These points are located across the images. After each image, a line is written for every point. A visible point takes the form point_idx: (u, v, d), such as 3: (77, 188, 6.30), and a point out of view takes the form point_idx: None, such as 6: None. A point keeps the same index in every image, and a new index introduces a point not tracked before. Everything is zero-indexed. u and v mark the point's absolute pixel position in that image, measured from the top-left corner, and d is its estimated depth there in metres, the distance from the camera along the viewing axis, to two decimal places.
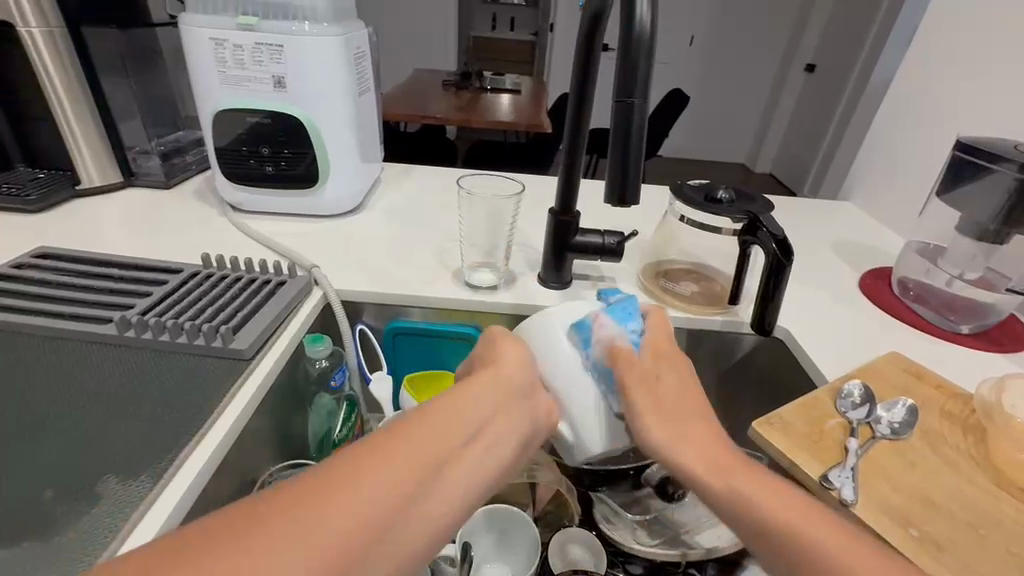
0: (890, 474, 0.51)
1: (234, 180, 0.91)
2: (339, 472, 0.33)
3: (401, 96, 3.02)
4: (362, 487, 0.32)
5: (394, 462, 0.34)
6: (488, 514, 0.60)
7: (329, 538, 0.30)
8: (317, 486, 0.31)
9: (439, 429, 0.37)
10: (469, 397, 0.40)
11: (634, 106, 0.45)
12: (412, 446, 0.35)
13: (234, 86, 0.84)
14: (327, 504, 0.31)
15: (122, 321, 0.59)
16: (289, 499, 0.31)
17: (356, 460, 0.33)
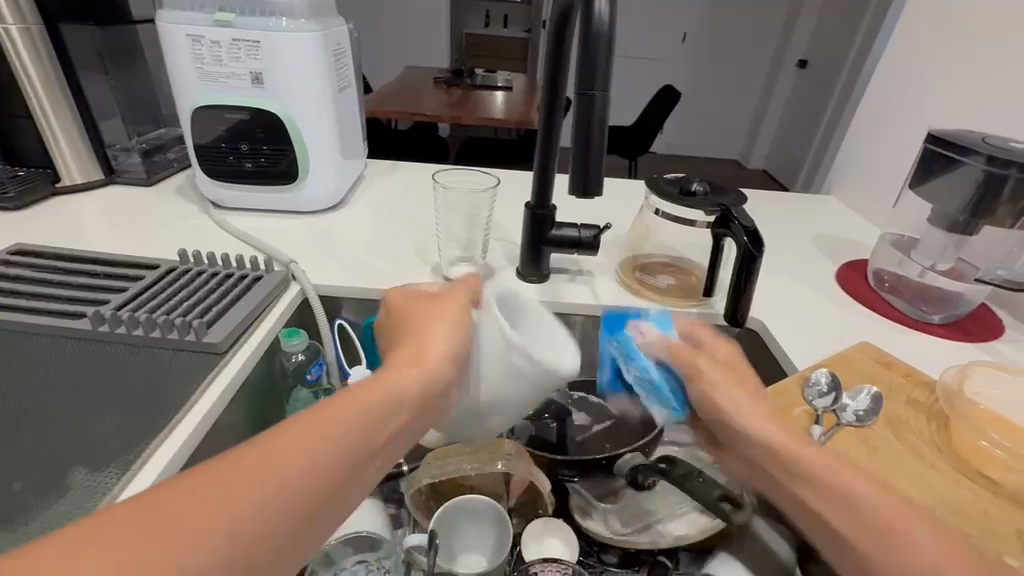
0: (852, 459, 0.51)
1: (214, 177, 0.92)
2: (263, 455, 0.34)
3: (393, 94, 3.01)
4: (286, 471, 0.33)
5: (319, 446, 0.35)
6: (461, 505, 0.60)
7: (253, 522, 0.31)
8: (240, 471, 0.32)
9: (389, 400, 0.40)
10: (419, 365, 0.42)
11: (596, 98, 0.46)
12: (338, 430, 0.36)
13: (212, 82, 0.84)
14: (251, 490, 0.32)
15: (96, 316, 0.60)
16: (210, 486, 0.31)
17: (280, 443, 0.35)
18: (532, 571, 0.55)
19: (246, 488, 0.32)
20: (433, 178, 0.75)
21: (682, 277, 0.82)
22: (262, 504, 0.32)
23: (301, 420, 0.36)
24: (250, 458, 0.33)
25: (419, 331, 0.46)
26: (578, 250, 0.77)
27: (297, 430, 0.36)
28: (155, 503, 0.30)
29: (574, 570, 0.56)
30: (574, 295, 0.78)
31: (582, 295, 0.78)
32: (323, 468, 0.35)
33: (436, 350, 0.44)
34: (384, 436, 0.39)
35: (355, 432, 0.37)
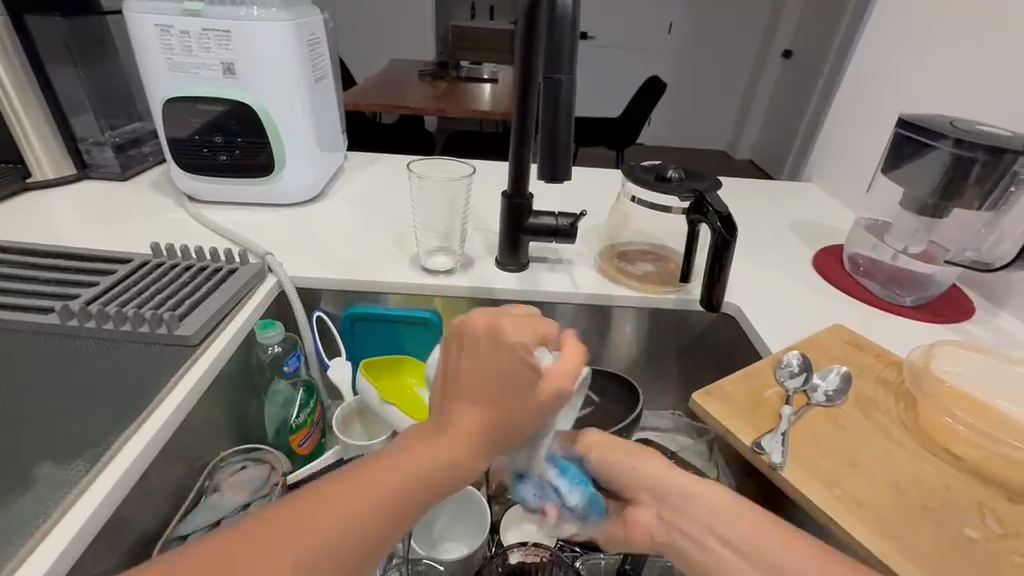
0: (820, 438, 0.52)
1: (189, 170, 0.90)
2: (322, 523, 0.35)
3: (377, 87, 2.98)
4: (341, 544, 0.35)
5: (341, 542, 0.35)
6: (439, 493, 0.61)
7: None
8: (304, 537, 0.34)
9: (425, 481, 0.38)
10: (465, 443, 0.39)
11: (561, 82, 0.45)
12: (396, 503, 0.37)
13: (183, 73, 0.82)
14: (310, 560, 0.34)
15: (65, 309, 0.59)
16: (275, 552, 0.34)
17: (337, 510, 0.36)
18: (510, 556, 0.56)
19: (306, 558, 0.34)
20: (409, 168, 0.75)
21: (661, 264, 0.83)
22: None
23: (362, 484, 0.37)
24: (309, 521, 0.35)
25: (491, 368, 0.40)
26: (556, 239, 0.78)
27: (325, 505, 0.36)
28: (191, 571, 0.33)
29: (552, 552, 0.57)
30: (553, 284, 0.78)
31: (561, 284, 0.78)
32: (377, 540, 0.36)
33: (499, 410, 0.40)
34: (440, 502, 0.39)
35: (412, 504, 0.37)
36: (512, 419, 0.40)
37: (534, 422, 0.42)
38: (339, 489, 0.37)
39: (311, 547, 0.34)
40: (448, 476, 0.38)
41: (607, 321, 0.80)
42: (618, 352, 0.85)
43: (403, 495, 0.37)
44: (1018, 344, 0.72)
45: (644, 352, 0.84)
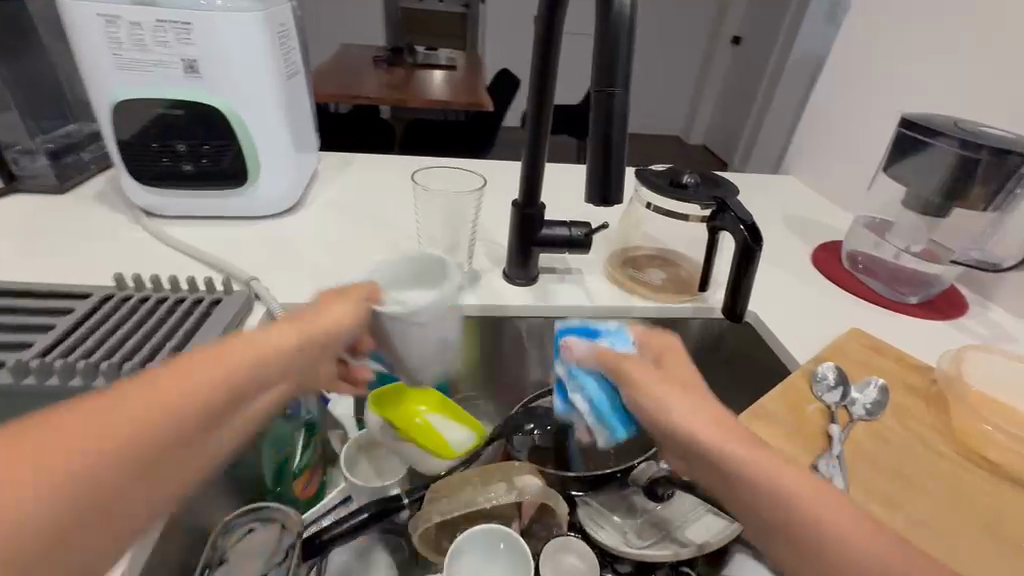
0: (871, 456, 0.52)
1: (146, 183, 0.80)
2: (125, 408, 0.32)
3: (330, 74, 2.80)
4: (150, 426, 0.32)
5: (179, 410, 0.34)
6: (473, 539, 0.58)
7: (112, 476, 0.30)
8: (101, 422, 0.31)
9: (258, 364, 0.39)
10: (282, 335, 0.42)
11: (617, 96, 0.41)
12: (214, 394, 0.36)
13: (135, 72, 0.71)
14: (108, 449, 0.30)
15: (18, 365, 0.49)
16: (66, 434, 0.29)
17: (144, 396, 0.33)
18: None
19: (108, 443, 0.30)
20: (413, 179, 0.69)
21: (672, 270, 0.80)
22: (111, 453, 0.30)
23: (169, 377, 0.35)
24: (107, 409, 0.31)
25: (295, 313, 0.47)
26: (570, 249, 0.73)
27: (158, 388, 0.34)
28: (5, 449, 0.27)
29: None
30: (568, 297, 0.74)
31: (575, 296, 0.75)
32: (194, 434, 0.34)
33: (301, 333, 0.44)
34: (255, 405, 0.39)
35: (231, 393, 0.37)
36: (325, 335, 0.46)
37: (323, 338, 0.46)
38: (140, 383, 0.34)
39: (112, 430, 0.31)
40: (274, 365, 0.41)
41: None
42: None
43: (225, 382, 0.37)
44: (1013, 338, 0.75)
45: None
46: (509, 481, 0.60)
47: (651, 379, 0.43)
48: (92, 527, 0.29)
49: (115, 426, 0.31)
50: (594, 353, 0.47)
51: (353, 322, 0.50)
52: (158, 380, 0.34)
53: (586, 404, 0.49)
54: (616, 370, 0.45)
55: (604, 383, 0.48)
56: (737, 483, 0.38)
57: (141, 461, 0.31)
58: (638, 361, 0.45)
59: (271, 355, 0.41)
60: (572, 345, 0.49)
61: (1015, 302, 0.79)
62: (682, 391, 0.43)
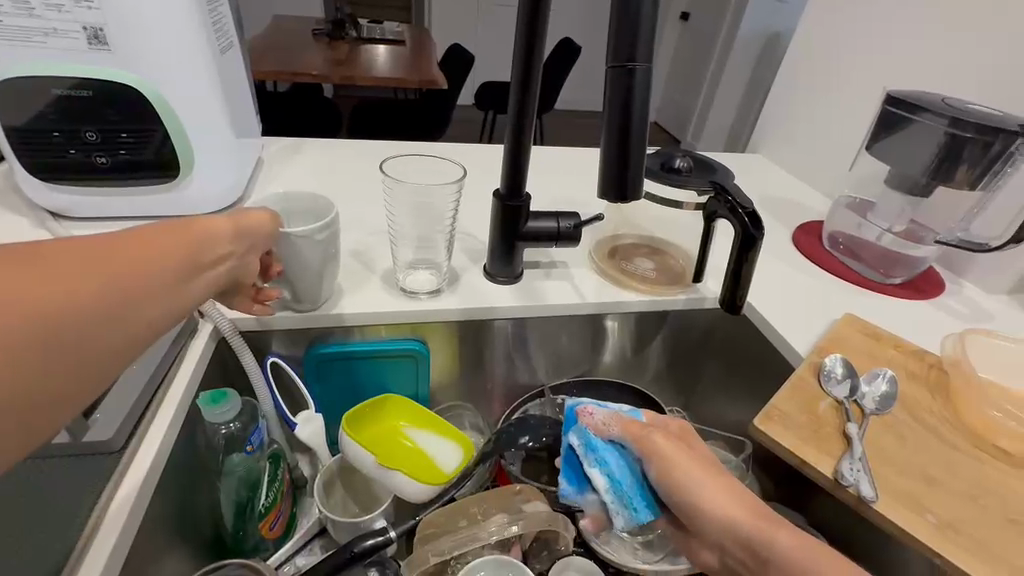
0: (890, 454, 0.50)
1: (49, 179, 0.67)
2: (50, 274, 0.26)
3: (266, 50, 2.57)
4: (92, 296, 0.28)
5: (146, 270, 0.31)
6: (489, 565, 0.53)
7: (48, 353, 0.26)
8: (15, 285, 0.25)
9: (209, 243, 0.36)
10: (227, 226, 0.39)
11: (637, 73, 0.37)
12: (153, 267, 0.31)
13: (24, 44, 0.58)
14: (39, 323, 0.25)
15: None
16: (39, 284, 0.26)
17: (68, 262, 0.27)
18: None
19: (40, 313, 0.26)
20: (381, 168, 0.61)
21: (661, 259, 0.76)
22: (85, 296, 0.27)
23: (91, 246, 0.29)
24: (28, 275, 0.26)
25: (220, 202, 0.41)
26: (556, 243, 0.67)
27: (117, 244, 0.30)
28: None
29: None
30: (557, 294, 0.68)
31: (565, 294, 0.69)
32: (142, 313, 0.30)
33: (239, 228, 0.41)
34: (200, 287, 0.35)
35: (174, 274, 0.33)
36: (247, 230, 0.42)
37: (249, 236, 0.43)
38: (55, 248, 0.28)
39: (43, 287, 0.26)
40: (223, 247, 0.38)
41: (611, 327, 0.73)
42: (620, 357, 0.78)
43: (164, 261, 0.32)
44: (990, 315, 0.76)
45: (647, 355, 0.78)
46: (512, 511, 0.55)
47: (671, 450, 0.47)
48: (64, 370, 0.27)
49: (41, 293, 0.26)
50: (618, 424, 0.50)
51: (271, 230, 0.46)
52: (84, 253, 0.28)
53: (607, 479, 0.49)
54: (641, 442, 0.48)
55: (627, 458, 0.50)
56: (722, 528, 0.43)
57: (85, 337, 0.27)
58: (663, 434, 0.48)
59: (204, 238, 0.36)
60: (589, 423, 0.51)
61: (990, 279, 0.80)
62: (707, 468, 0.46)
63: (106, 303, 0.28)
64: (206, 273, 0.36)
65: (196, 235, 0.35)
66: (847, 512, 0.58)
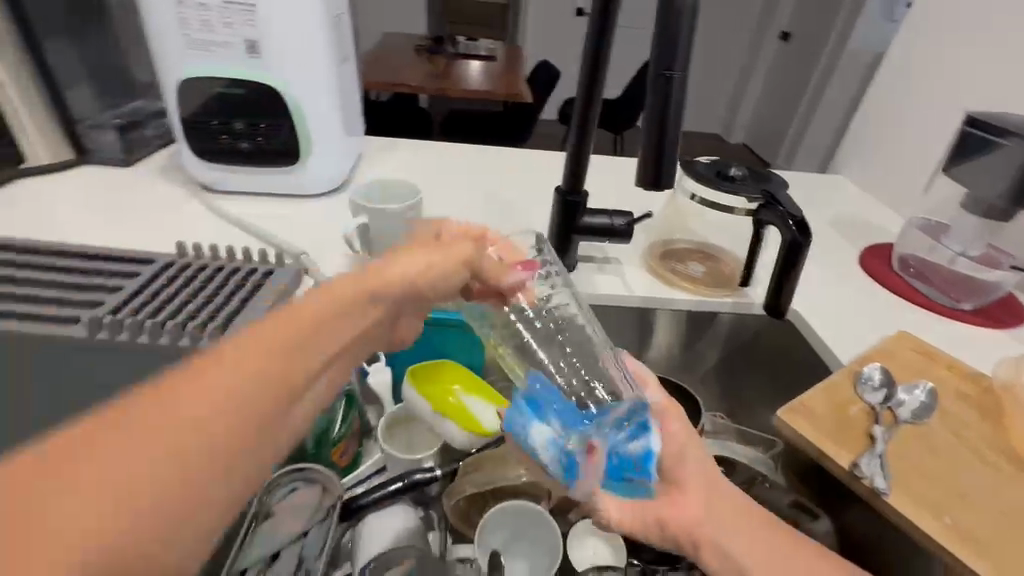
0: (916, 461, 0.51)
1: (205, 157, 0.83)
2: (323, 297, 0.36)
3: (373, 63, 2.84)
4: (354, 301, 0.38)
5: (380, 281, 0.40)
6: (520, 509, 0.60)
7: (166, 476, 0.25)
8: (312, 314, 0.35)
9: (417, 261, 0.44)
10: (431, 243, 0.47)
11: (675, 80, 0.43)
12: (249, 356, 0.30)
13: (201, 51, 0.75)
14: (227, 392, 0.28)
15: (93, 321, 0.53)
16: (318, 309, 0.35)
17: (292, 320, 0.33)
18: None
19: (335, 317, 0.36)
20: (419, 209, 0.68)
21: (713, 265, 0.79)
22: (354, 298, 0.38)
23: (345, 279, 0.39)
24: (126, 444, 0.25)
25: (363, 268, 0.41)
26: (610, 239, 0.74)
27: (367, 278, 0.40)
28: (273, 327, 0.32)
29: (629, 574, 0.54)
30: (607, 286, 0.74)
31: (614, 287, 0.75)
32: (332, 340, 0.35)
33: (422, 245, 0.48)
34: (331, 339, 0.35)
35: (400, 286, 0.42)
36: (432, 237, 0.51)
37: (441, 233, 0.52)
38: (323, 294, 0.36)
39: (325, 309, 0.36)
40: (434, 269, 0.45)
41: (658, 323, 0.77)
42: (666, 356, 0.81)
43: (397, 276, 0.42)
44: None
45: (691, 355, 0.81)
46: None
47: (686, 445, 0.43)
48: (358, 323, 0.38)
49: (316, 308, 0.35)
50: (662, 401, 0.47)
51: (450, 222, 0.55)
52: (165, 390, 0.27)
53: (641, 450, 0.40)
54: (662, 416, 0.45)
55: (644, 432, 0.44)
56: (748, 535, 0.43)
57: (357, 310, 0.38)
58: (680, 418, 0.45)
59: (329, 312, 0.36)
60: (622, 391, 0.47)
61: None
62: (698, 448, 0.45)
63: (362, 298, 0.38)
64: (337, 321, 0.36)
65: (383, 275, 0.41)
66: (877, 526, 0.58)
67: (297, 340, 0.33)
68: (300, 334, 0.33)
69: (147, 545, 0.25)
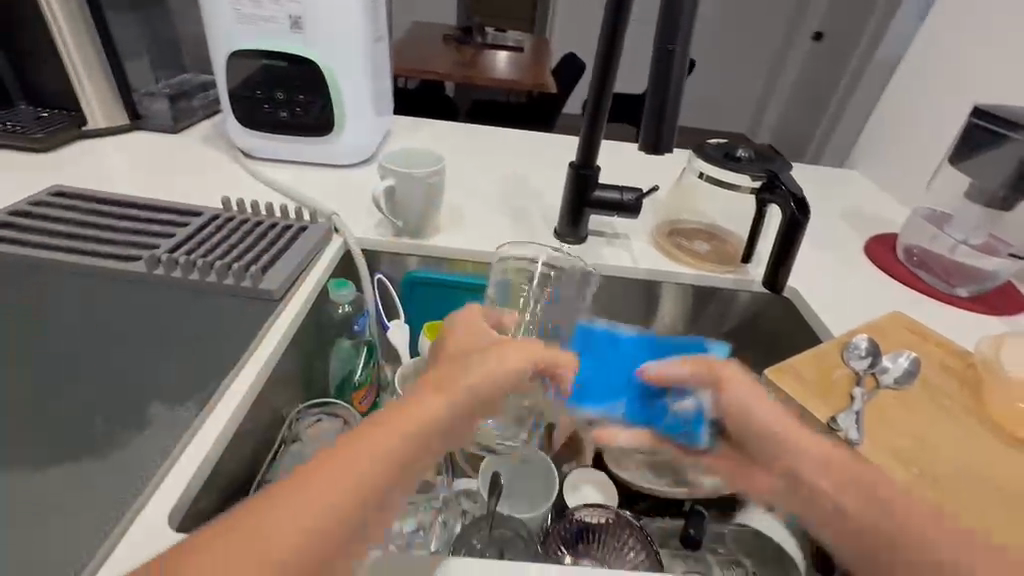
0: (891, 422, 0.55)
1: (246, 125, 0.89)
2: (370, 436, 0.37)
3: (403, 50, 2.90)
4: (406, 436, 0.37)
5: (431, 413, 0.39)
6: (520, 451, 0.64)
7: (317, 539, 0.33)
8: (354, 460, 0.35)
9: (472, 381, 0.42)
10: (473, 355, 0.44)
11: (676, 53, 0.51)
12: (372, 437, 0.37)
13: (249, 24, 0.81)
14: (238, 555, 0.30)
15: (152, 259, 0.61)
16: (365, 448, 0.36)
17: (324, 474, 0.34)
18: (576, 516, 0.59)
19: (376, 458, 0.36)
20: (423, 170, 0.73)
21: (718, 244, 0.83)
22: (411, 436, 0.38)
23: (405, 408, 0.39)
24: (290, 505, 0.32)
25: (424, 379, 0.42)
26: (619, 213, 0.78)
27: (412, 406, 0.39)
28: (309, 473, 0.34)
29: (618, 513, 0.59)
30: (614, 258, 0.79)
31: (621, 259, 0.79)
32: (374, 480, 0.35)
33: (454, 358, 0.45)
34: (422, 429, 0.39)
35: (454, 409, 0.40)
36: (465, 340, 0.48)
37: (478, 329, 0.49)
38: (373, 432, 0.37)
39: (373, 446, 0.36)
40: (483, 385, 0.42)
41: (663, 297, 0.81)
42: (670, 329, 0.85)
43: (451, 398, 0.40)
44: None
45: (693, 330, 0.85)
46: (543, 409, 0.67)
47: (754, 399, 0.49)
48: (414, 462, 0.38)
49: (359, 451, 0.36)
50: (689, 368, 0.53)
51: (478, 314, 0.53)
52: (241, 514, 0.32)
53: (694, 414, 0.56)
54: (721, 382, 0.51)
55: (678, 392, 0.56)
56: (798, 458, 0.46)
57: (406, 443, 0.37)
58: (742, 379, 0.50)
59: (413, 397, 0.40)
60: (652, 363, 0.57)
61: None
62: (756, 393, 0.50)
63: (418, 435, 0.38)
64: (443, 412, 0.40)
65: (434, 401, 0.40)
66: None
67: (324, 492, 0.33)
68: (330, 488, 0.34)
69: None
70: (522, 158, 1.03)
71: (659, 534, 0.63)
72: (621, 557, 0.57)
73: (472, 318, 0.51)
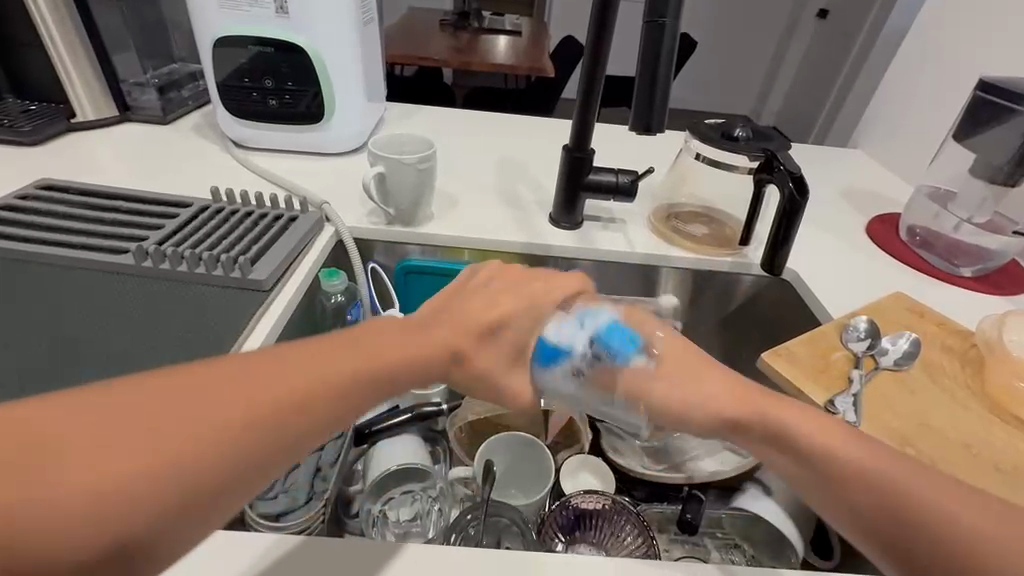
0: (890, 402, 0.54)
1: (234, 115, 0.87)
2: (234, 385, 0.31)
3: (398, 37, 2.86)
4: (268, 405, 0.31)
5: (315, 380, 0.33)
6: (518, 440, 0.63)
7: (219, 457, 0.30)
8: (195, 399, 0.30)
9: (389, 361, 0.36)
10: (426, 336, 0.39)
11: (666, 27, 0.50)
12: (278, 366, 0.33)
13: (234, 10, 0.80)
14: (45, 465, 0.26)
15: (140, 251, 0.60)
16: (223, 390, 0.31)
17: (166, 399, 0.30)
18: (574, 502, 0.58)
19: (228, 411, 0.31)
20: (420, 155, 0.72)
21: (716, 227, 0.81)
22: (277, 398, 0.32)
23: (297, 356, 0.34)
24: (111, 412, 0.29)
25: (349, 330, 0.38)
26: (615, 197, 0.77)
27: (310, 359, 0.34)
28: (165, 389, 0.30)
29: (615, 499, 0.58)
30: (610, 243, 0.78)
31: (616, 243, 0.78)
32: (195, 443, 0.29)
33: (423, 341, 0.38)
34: (355, 405, 0.34)
35: (347, 391, 0.34)
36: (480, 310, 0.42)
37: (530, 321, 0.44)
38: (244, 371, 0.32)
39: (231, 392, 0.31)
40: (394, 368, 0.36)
41: (662, 281, 0.80)
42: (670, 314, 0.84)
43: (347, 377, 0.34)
44: None
45: (691, 315, 0.84)
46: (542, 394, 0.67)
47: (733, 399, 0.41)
48: (272, 436, 0.31)
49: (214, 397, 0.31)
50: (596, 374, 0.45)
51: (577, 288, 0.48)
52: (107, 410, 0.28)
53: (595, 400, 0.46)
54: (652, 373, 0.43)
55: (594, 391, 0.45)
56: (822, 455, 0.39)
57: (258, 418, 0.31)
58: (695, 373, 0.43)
59: (401, 351, 0.37)
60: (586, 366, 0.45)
61: None
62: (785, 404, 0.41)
63: (280, 410, 0.32)
64: (335, 376, 0.34)
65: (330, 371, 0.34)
66: None
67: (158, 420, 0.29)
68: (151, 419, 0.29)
69: (141, 522, 0.27)
70: (518, 143, 1.02)
71: (656, 519, 0.62)
72: (618, 543, 0.57)
73: (550, 286, 0.46)
